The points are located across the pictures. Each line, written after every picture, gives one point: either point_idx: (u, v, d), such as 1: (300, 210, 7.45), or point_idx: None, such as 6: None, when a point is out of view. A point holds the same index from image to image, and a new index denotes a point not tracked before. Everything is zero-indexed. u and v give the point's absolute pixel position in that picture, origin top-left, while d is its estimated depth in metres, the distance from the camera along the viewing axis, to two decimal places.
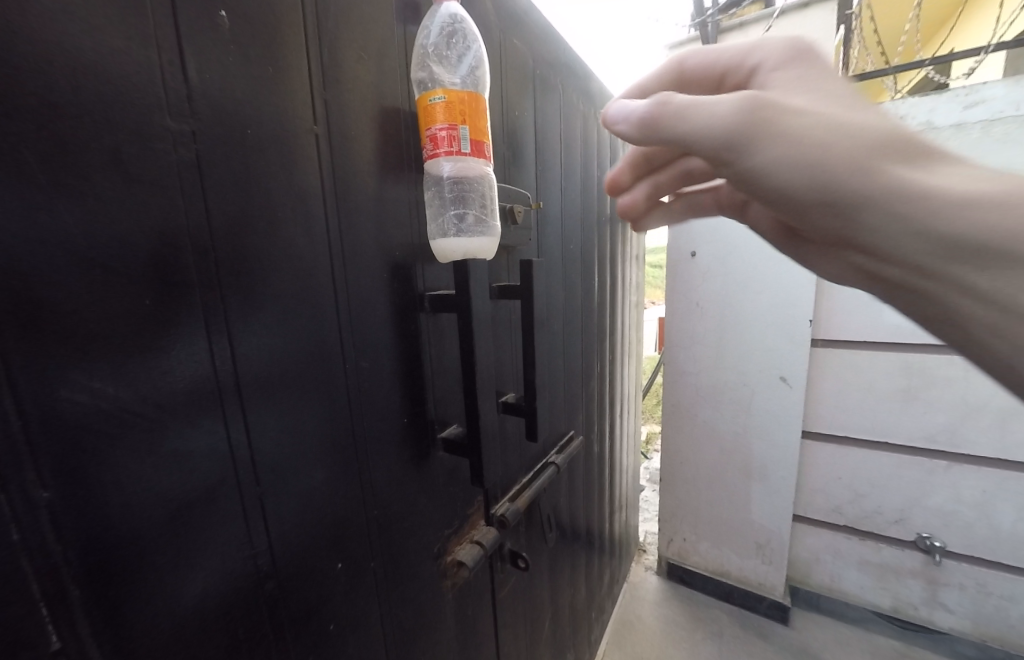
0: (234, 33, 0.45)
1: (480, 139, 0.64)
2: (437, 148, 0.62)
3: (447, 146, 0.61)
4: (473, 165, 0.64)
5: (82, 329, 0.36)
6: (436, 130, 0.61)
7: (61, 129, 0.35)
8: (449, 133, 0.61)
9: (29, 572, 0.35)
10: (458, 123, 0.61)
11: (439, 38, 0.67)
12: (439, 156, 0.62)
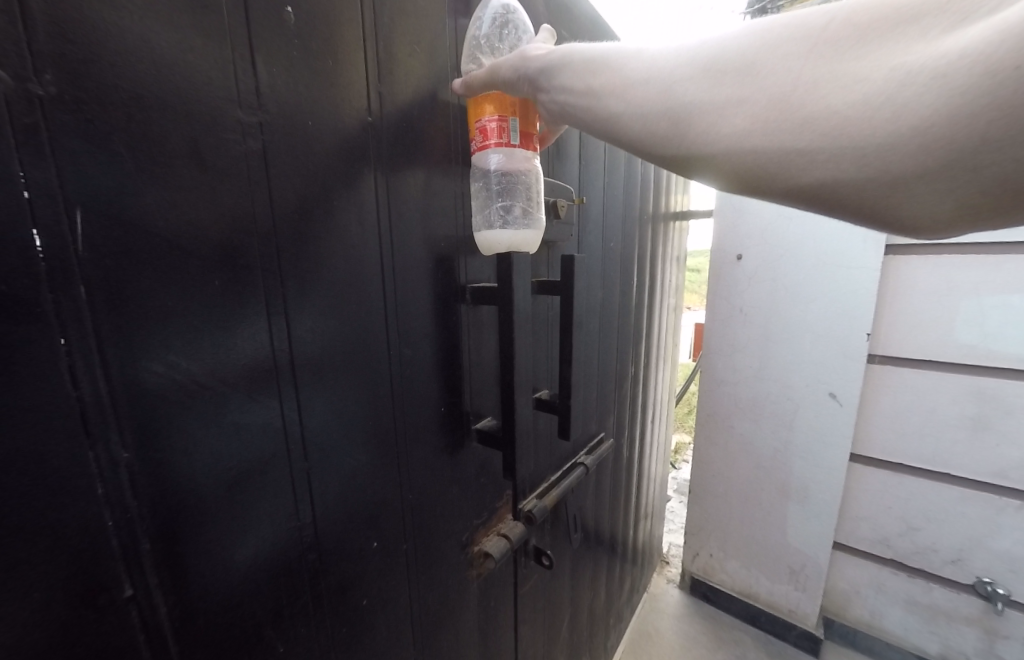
0: (298, 28, 0.47)
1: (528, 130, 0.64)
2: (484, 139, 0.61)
3: (497, 138, 0.61)
4: (520, 156, 0.64)
5: (162, 305, 0.39)
6: (486, 122, 0.61)
7: (148, 120, 0.37)
8: (499, 124, 0.61)
9: (109, 524, 0.38)
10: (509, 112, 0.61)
11: (491, 29, 0.68)
12: (488, 148, 0.62)
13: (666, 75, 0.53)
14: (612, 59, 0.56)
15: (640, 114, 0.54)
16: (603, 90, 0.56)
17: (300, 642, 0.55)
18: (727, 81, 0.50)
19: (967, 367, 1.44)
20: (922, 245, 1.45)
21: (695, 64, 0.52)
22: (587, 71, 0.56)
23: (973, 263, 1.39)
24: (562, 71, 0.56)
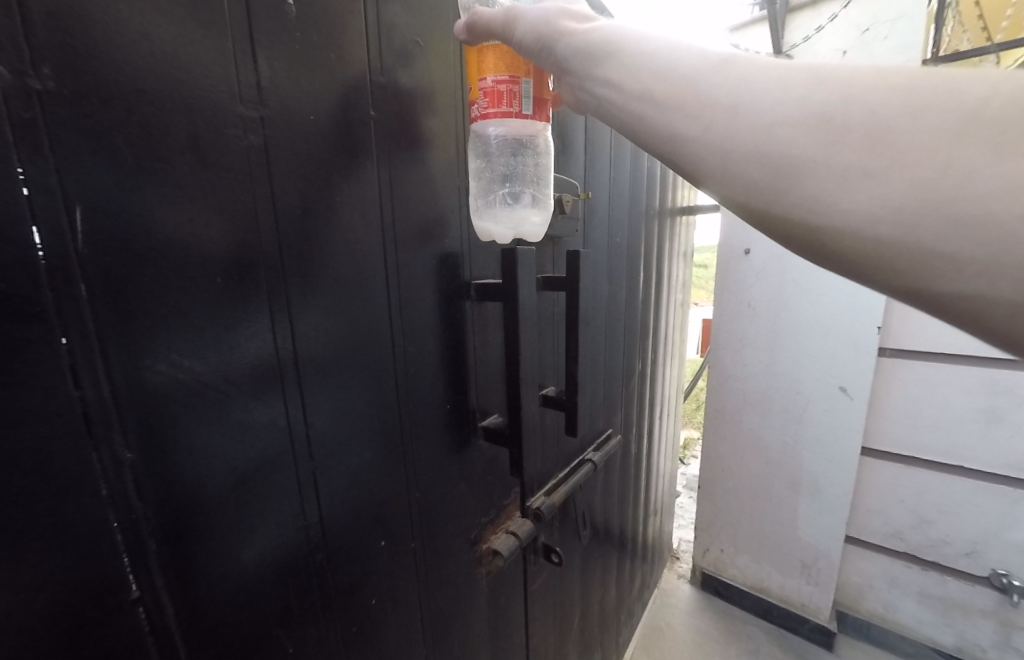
0: (299, 21, 0.46)
1: (538, 99, 0.58)
2: (493, 106, 0.54)
3: (506, 104, 0.54)
4: (529, 125, 0.58)
5: (163, 304, 0.39)
6: (492, 84, 0.54)
7: (148, 114, 0.37)
8: (509, 88, 0.54)
9: (114, 524, 0.38)
10: (519, 76, 0.55)
11: None
12: (493, 114, 0.55)
13: (760, 98, 0.46)
14: (698, 79, 0.49)
15: (714, 141, 0.48)
16: (674, 111, 0.50)
17: (309, 642, 0.55)
18: (831, 126, 0.44)
19: (980, 359, 1.42)
20: None
21: (798, 92, 0.45)
22: (659, 88, 0.50)
23: None
24: (595, 60, 0.53)
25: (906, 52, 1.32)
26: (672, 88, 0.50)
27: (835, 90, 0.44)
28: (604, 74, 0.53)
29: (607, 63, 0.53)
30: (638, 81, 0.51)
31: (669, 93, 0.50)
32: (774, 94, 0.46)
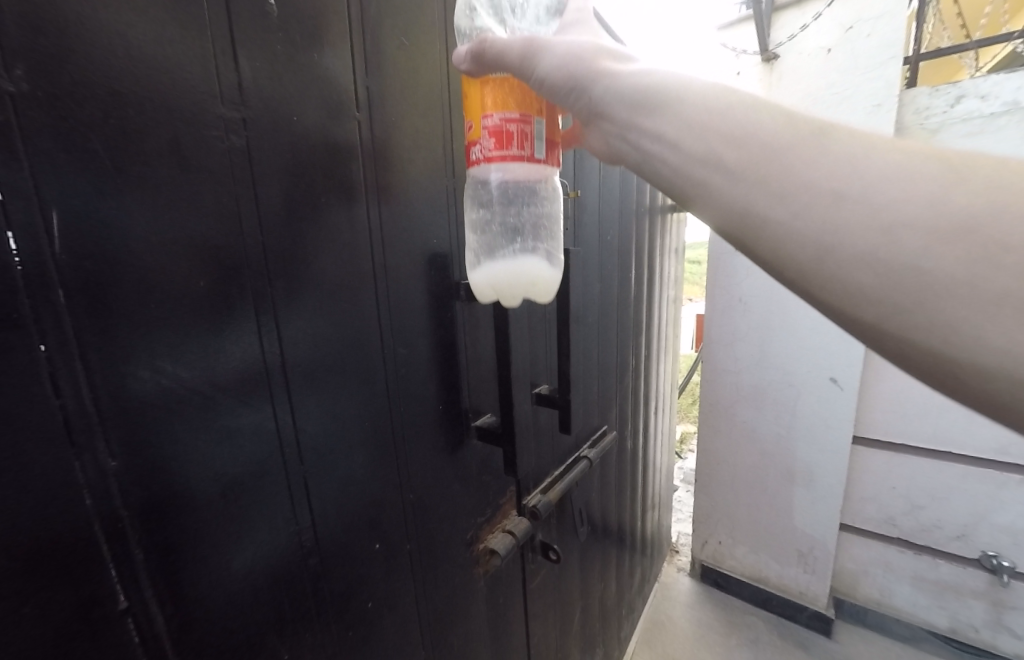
0: (281, 21, 0.46)
1: (547, 142, 0.55)
2: (503, 149, 0.50)
3: (518, 145, 0.51)
4: (539, 169, 0.54)
5: (145, 309, 0.38)
6: (502, 124, 0.51)
7: (127, 117, 0.36)
8: (520, 128, 0.51)
9: (100, 534, 0.37)
10: (527, 119, 0.52)
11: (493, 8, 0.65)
12: (505, 157, 0.51)
13: (858, 174, 0.41)
14: (784, 144, 0.44)
15: (802, 217, 0.43)
16: (755, 180, 0.45)
17: (305, 649, 0.54)
18: (940, 212, 0.39)
19: None
20: None
21: (901, 171, 0.41)
22: (734, 153, 0.45)
23: None
24: (642, 110, 0.50)
25: (887, 47, 1.34)
26: (752, 153, 0.45)
27: (936, 172, 0.40)
28: (656, 127, 0.49)
29: (662, 116, 0.49)
30: (715, 145, 0.46)
31: (748, 161, 0.45)
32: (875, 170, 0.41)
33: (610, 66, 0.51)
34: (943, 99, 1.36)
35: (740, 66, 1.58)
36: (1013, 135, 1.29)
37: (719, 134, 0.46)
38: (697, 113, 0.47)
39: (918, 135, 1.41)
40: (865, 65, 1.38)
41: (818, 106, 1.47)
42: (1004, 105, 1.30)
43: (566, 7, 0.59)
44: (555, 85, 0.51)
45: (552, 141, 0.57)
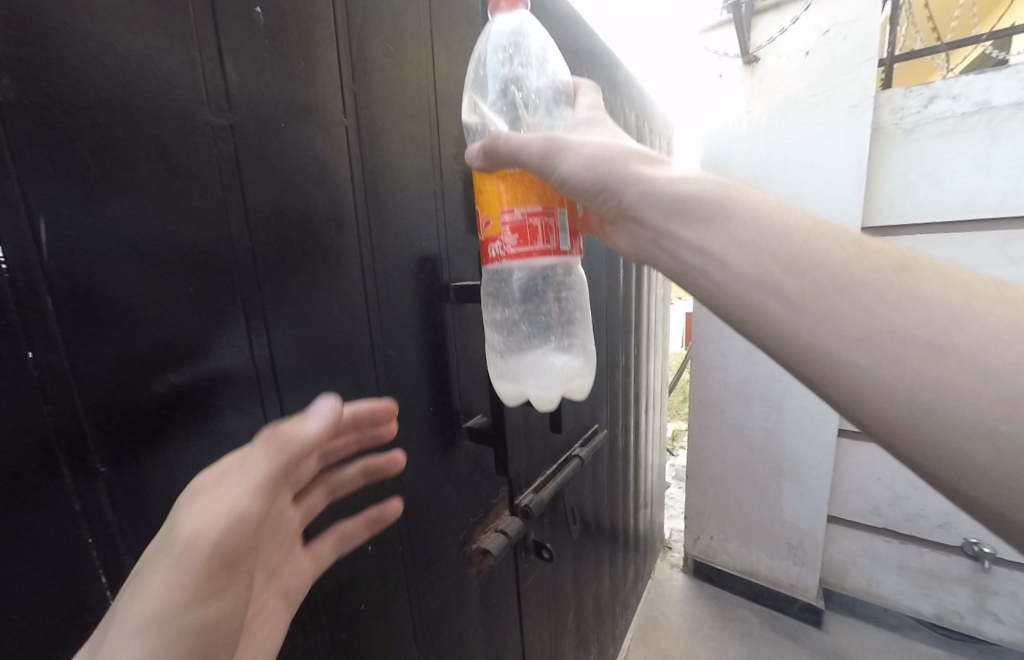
0: (268, 29, 0.46)
1: (571, 231, 0.61)
2: (528, 246, 0.56)
3: (543, 238, 0.57)
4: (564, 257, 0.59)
5: (134, 315, 0.38)
6: (527, 220, 0.57)
7: (114, 125, 0.36)
8: (543, 223, 0.57)
9: (89, 541, 0.37)
10: (549, 212, 0.58)
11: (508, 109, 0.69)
12: (534, 248, 0.56)
13: (900, 293, 0.46)
14: (814, 256, 0.50)
15: (887, 362, 0.45)
16: (827, 310, 0.48)
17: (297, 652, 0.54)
18: (946, 318, 0.45)
19: None
20: (897, 225, 1.49)
21: (960, 297, 0.45)
22: (770, 272, 0.51)
23: (947, 240, 1.43)
24: (679, 212, 0.57)
25: (862, 50, 1.38)
26: (816, 279, 0.49)
27: (983, 297, 0.45)
28: (697, 240, 0.56)
29: (700, 226, 0.56)
30: (777, 269, 0.51)
31: (816, 289, 0.49)
32: (937, 296, 0.45)
33: (642, 170, 0.58)
34: (917, 100, 1.40)
35: (722, 68, 1.60)
36: (984, 134, 1.34)
37: (775, 258, 0.51)
38: (748, 231, 0.53)
39: (893, 135, 1.44)
40: (842, 68, 1.42)
41: (798, 107, 1.50)
42: (974, 106, 1.34)
43: (577, 107, 0.66)
44: (574, 180, 0.57)
45: (574, 231, 0.62)
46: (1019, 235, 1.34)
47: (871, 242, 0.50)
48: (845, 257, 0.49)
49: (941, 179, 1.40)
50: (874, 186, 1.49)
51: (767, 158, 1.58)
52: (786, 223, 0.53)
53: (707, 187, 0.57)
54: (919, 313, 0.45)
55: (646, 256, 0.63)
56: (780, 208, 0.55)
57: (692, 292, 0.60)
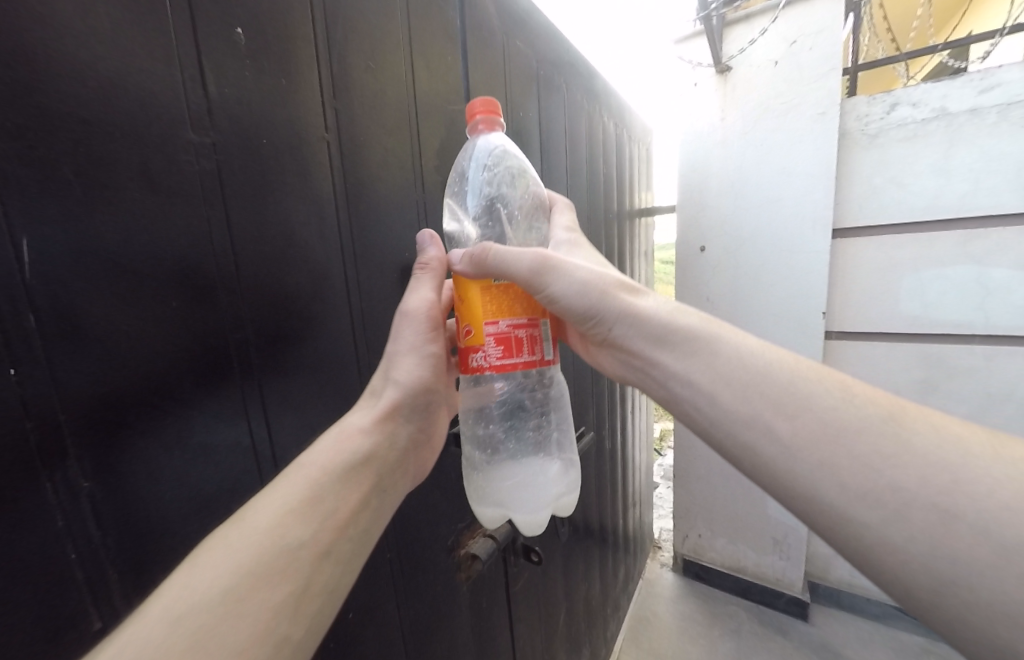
0: (249, 49, 0.47)
1: (552, 338, 0.65)
2: (513, 358, 0.59)
3: (529, 346, 0.60)
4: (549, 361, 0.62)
5: (117, 332, 0.39)
6: (514, 330, 0.59)
7: (96, 144, 0.37)
8: (529, 332, 0.60)
9: (73, 557, 0.37)
10: (534, 323, 0.61)
11: (488, 221, 0.72)
12: (522, 355, 0.59)
13: (846, 411, 0.51)
14: (780, 383, 0.54)
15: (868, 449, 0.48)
16: (824, 456, 0.49)
17: None
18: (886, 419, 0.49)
19: (913, 335, 1.54)
20: (865, 227, 1.55)
21: (954, 451, 0.46)
22: (742, 404, 0.55)
23: (912, 240, 1.49)
24: (667, 339, 0.62)
25: (828, 59, 1.44)
26: (808, 424, 0.51)
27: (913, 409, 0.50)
28: (685, 371, 0.60)
29: (687, 350, 0.60)
30: (770, 411, 0.53)
31: (809, 432, 0.51)
32: (931, 448, 0.46)
33: (627, 298, 0.63)
34: (880, 107, 1.47)
35: (696, 77, 1.65)
36: (943, 138, 1.40)
37: (762, 396, 0.54)
38: (734, 370, 0.57)
39: (859, 140, 1.51)
40: (809, 76, 1.48)
41: (770, 114, 1.56)
42: (933, 112, 1.41)
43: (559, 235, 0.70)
44: (565, 300, 0.61)
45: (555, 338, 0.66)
46: (978, 235, 1.41)
47: (851, 382, 0.54)
48: (833, 403, 0.51)
49: (905, 182, 1.47)
50: (843, 189, 1.56)
51: (742, 164, 1.63)
52: (771, 361, 0.56)
53: (694, 324, 0.62)
54: (919, 472, 0.45)
55: (628, 374, 0.68)
56: (763, 347, 0.58)
57: (686, 422, 0.62)
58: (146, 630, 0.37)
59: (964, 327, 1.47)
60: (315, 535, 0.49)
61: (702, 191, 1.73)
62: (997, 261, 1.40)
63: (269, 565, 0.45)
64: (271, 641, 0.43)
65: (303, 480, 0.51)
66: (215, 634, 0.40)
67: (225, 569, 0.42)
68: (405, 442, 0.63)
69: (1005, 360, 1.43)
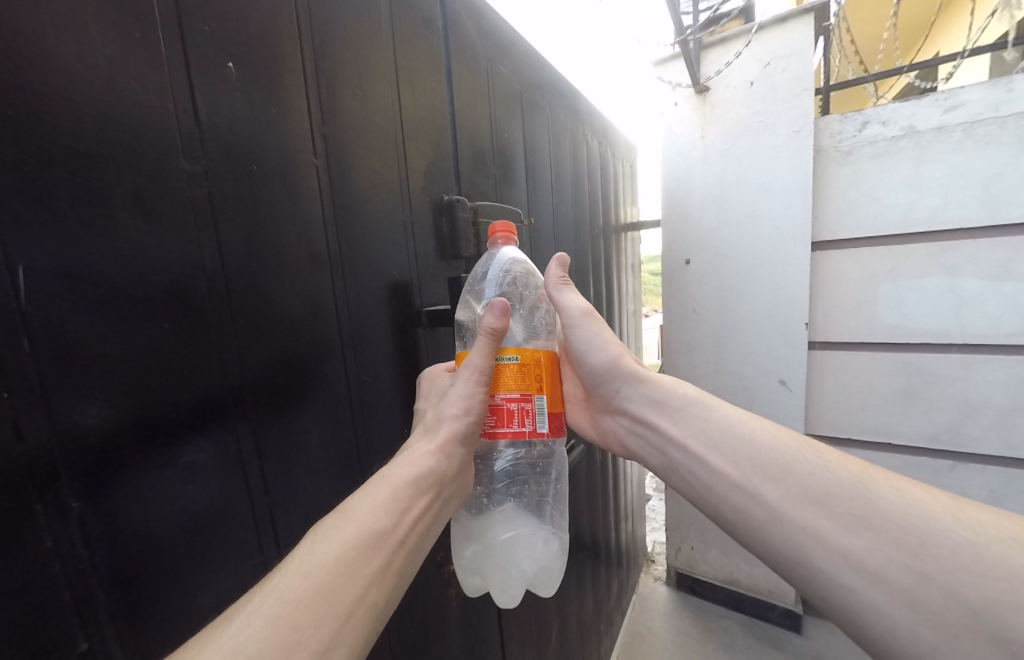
0: (240, 81, 0.50)
1: (551, 412, 0.67)
2: (501, 427, 0.65)
3: (518, 418, 0.65)
4: (545, 434, 0.66)
5: (111, 353, 0.40)
6: (508, 401, 0.65)
7: (90, 174, 0.38)
8: (521, 405, 0.65)
9: (62, 579, 0.38)
10: (526, 397, 0.65)
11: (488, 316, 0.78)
12: (511, 427, 0.65)
13: (819, 472, 0.57)
14: (759, 449, 0.62)
15: (834, 487, 0.56)
16: (807, 521, 0.55)
17: None
18: (855, 469, 0.57)
19: (893, 345, 1.59)
20: (842, 240, 1.61)
21: (918, 514, 0.51)
22: (732, 467, 0.63)
23: (887, 253, 1.55)
24: (666, 405, 0.73)
25: (800, 80, 1.51)
26: (790, 488, 0.57)
27: (875, 476, 0.56)
28: (683, 434, 0.69)
29: (682, 416, 0.71)
30: (755, 474, 0.60)
31: (790, 498, 0.57)
32: (900, 511, 0.52)
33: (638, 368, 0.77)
34: (853, 125, 1.53)
35: (676, 97, 1.72)
36: (912, 155, 1.47)
37: (751, 462, 0.62)
38: (724, 437, 0.65)
39: (834, 156, 1.58)
40: (783, 96, 1.54)
41: (747, 133, 1.62)
42: (902, 130, 1.47)
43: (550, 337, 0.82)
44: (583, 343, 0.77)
45: (557, 412, 0.68)
46: (950, 247, 1.46)
47: (825, 449, 0.60)
48: (809, 466, 0.58)
49: (878, 196, 1.53)
50: (820, 203, 1.61)
51: (723, 179, 1.69)
52: (751, 428, 0.65)
53: (693, 394, 0.72)
54: (892, 537, 0.50)
55: (640, 446, 0.76)
56: (746, 417, 0.67)
57: (682, 490, 0.69)
58: (287, 579, 0.45)
59: (941, 336, 1.51)
60: (401, 525, 0.55)
61: (685, 206, 1.78)
62: (969, 272, 1.45)
63: (368, 544, 0.50)
64: (367, 607, 0.47)
65: (382, 487, 0.56)
66: (332, 587, 0.45)
67: (340, 539, 0.49)
68: (463, 463, 0.67)
69: (981, 368, 1.48)
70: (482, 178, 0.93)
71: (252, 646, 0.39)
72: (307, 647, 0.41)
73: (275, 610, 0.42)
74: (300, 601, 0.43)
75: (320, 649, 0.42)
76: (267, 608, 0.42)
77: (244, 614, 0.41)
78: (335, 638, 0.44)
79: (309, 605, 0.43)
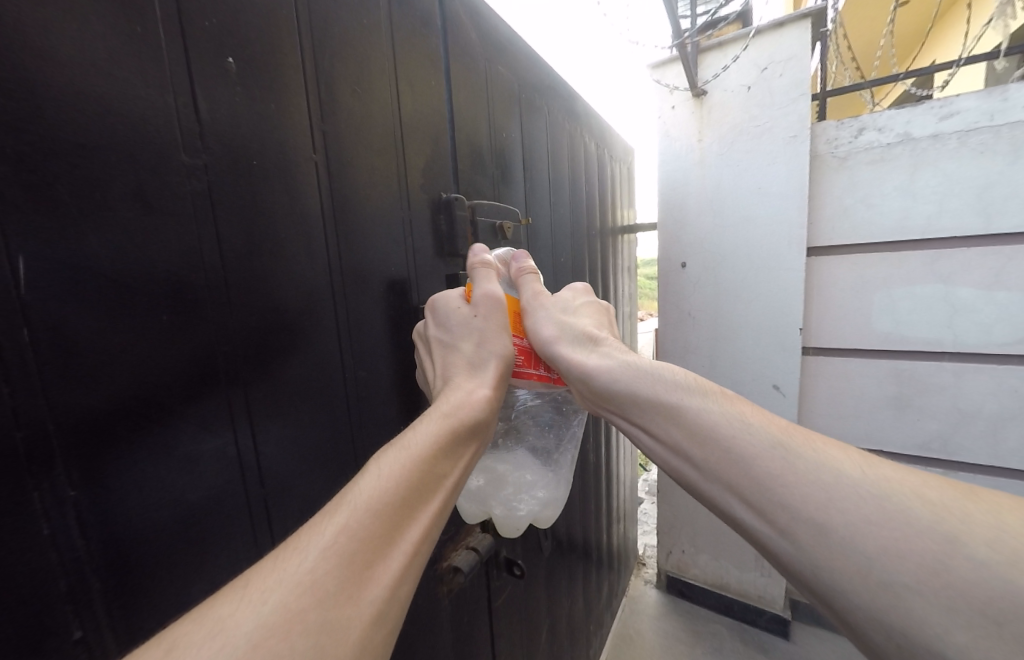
0: (239, 77, 0.50)
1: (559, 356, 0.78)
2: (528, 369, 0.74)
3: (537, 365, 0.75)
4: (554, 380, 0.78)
5: (110, 343, 0.40)
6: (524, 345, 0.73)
7: (89, 167, 0.39)
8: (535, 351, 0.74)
9: (59, 567, 0.38)
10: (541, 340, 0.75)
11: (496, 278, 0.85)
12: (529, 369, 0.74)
13: (741, 431, 0.55)
14: (682, 408, 0.59)
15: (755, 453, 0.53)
16: (731, 480, 0.54)
17: None
18: (782, 439, 0.53)
19: (885, 352, 1.60)
20: (836, 247, 1.63)
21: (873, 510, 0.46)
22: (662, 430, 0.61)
23: (882, 259, 1.57)
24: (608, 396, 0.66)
25: (797, 85, 1.52)
26: (714, 451, 0.55)
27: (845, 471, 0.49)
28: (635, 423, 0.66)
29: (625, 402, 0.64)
30: (683, 440, 0.58)
31: (714, 457, 0.55)
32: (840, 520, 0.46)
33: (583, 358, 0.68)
34: (848, 131, 1.55)
35: (674, 100, 1.73)
36: (907, 162, 1.48)
37: (680, 426, 0.59)
38: (648, 402, 0.62)
39: (829, 162, 1.59)
40: (780, 101, 1.56)
41: (744, 137, 1.64)
42: (898, 136, 1.49)
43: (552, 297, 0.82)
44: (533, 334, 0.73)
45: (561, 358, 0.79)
46: (944, 255, 1.48)
47: (749, 410, 0.57)
48: (732, 432, 0.55)
49: (873, 202, 1.55)
50: (817, 208, 1.63)
51: (719, 183, 1.70)
52: (681, 398, 0.60)
53: (615, 368, 0.65)
54: (804, 496, 0.49)
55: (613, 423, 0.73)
56: (682, 384, 0.61)
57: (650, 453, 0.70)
58: (356, 517, 0.44)
59: (933, 343, 1.53)
60: (450, 467, 0.56)
61: (682, 209, 1.79)
62: (963, 280, 1.47)
63: (423, 485, 0.51)
64: (425, 544, 0.49)
65: (434, 429, 0.56)
66: (394, 527, 0.46)
67: (402, 478, 0.49)
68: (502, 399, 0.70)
69: (973, 376, 1.49)
70: (480, 178, 0.93)
71: (327, 583, 0.40)
72: (377, 586, 0.43)
73: (346, 549, 0.42)
74: (367, 539, 0.44)
75: (389, 587, 0.44)
76: (341, 544, 0.42)
77: (317, 549, 0.41)
78: (401, 574, 0.45)
79: (376, 544, 0.44)
